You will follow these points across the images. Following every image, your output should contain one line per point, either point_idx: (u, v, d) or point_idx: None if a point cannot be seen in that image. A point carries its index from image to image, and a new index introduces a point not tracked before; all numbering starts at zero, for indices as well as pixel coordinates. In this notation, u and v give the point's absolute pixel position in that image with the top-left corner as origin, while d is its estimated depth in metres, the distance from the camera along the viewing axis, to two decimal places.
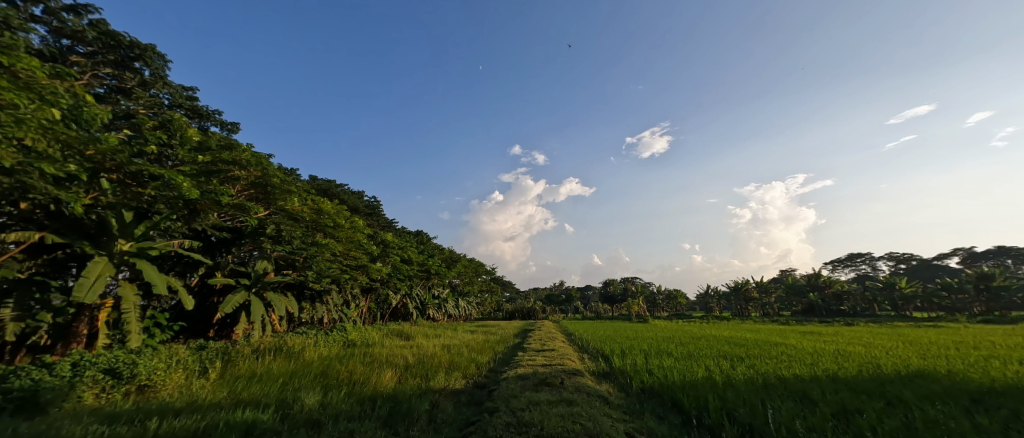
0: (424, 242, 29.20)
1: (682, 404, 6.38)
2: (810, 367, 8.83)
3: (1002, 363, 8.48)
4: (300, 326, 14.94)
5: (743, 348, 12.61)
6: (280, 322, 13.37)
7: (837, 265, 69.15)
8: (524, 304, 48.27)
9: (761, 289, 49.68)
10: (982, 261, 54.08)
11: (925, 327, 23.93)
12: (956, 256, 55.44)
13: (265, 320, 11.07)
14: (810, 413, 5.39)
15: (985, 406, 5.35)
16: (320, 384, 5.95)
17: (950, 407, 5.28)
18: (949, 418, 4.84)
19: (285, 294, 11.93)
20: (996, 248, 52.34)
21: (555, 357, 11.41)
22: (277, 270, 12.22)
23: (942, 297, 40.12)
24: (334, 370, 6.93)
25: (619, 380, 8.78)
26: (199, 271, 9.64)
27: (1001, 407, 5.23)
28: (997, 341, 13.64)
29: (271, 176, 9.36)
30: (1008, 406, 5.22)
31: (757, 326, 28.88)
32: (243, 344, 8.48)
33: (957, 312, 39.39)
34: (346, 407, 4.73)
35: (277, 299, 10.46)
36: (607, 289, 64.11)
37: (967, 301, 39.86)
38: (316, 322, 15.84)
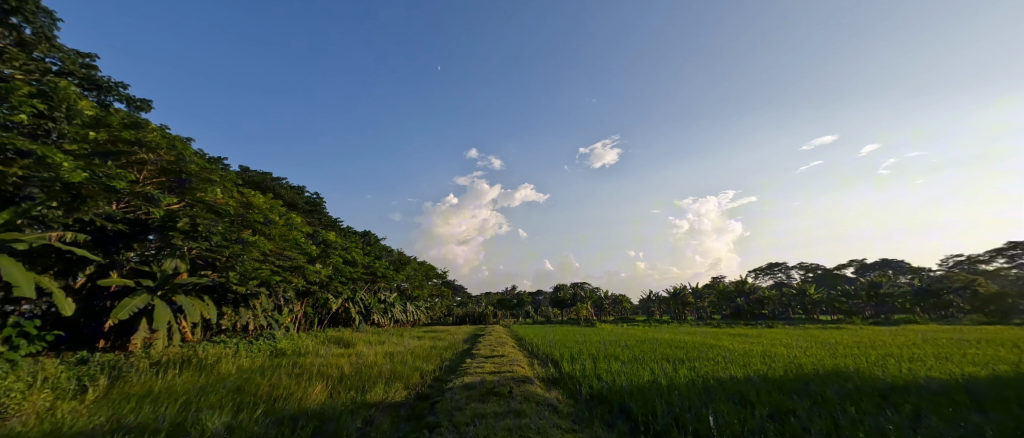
0: (371, 244, 27.72)
1: (630, 410, 6.34)
2: (744, 368, 9.28)
3: (898, 361, 9.48)
4: (219, 334, 13.33)
5: (683, 351, 13.14)
6: (194, 330, 11.79)
7: (759, 273, 76.06)
8: (475, 309, 47.62)
9: (697, 294, 53.01)
10: (869, 271, 62.35)
11: (828, 329, 26.92)
12: (851, 267, 63.42)
13: (172, 328, 9.67)
14: (749, 415, 5.54)
15: (896, 401, 5.80)
16: (232, 401, 5.14)
17: (867, 404, 5.67)
18: (866, 414, 5.18)
19: (201, 298, 10.51)
20: (881, 260, 60.51)
21: (505, 363, 11.09)
22: (193, 270, 10.78)
23: (841, 302, 44.86)
24: (253, 383, 6.07)
25: (568, 386, 8.66)
26: (88, 269, 8.15)
27: (909, 402, 5.70)
28: (890, 341, 15.40)
29: (188, 163, 8.22)
30: (914, 401, 5.71)
31: (691, 329, 30.71)
32: (140, 356, 7.23)
33: (851, 315, 44.40)
34: (259, 430, 4.05)
35: (190, 304, 9.16)
36: (558, 294, 65.07)
37: (859, 305, 45.49)
38: (240, 330, 14.23)
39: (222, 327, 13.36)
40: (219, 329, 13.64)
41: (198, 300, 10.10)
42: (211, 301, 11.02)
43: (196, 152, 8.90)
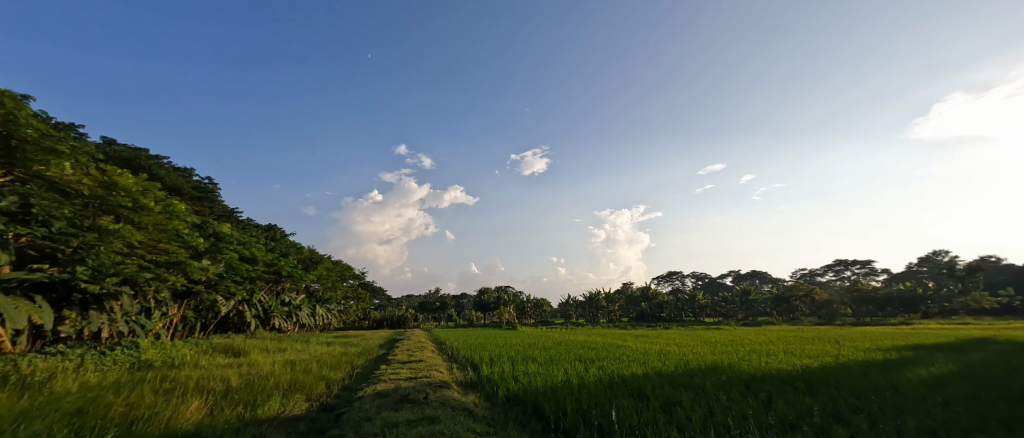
0: (276, 239, 24.99)
1: (543, 410, 6.45)
2: (645, 366, 10.11)
3: (765, 356, 11.12)
4: (58, 344, 10.75)
5: (595, 351, 13.94)
6: (18, 339, 9.34)
7: (660, 280, 84.59)
8: (393, 312, 45.51)
9: (610, 298, 56.97)
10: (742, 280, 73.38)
11: (711, 330, 30.94)
12: (729, 276, 73.99)
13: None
14: (647, 408, 5.98)
15: (763, 390, 6.73)
16: (65, 428, 4.08)
17: (741, 393, 6.49)
18: (740, 403, 5.90)
19: (32, 298, 8.37)
20: (751, 272, 71.74)
21: (421, 368, 10.65)
22: (21, 263, 8.56)
23: (721, 306, 51.93)
24: (101, 404, 4.93)
25: (485, 390, 8.58)
26: None
27: (772, 390, 6.65)
28: (758, 339, 18.13)
29: (19, 126, 6.51)
30: (776, 390, 6.67)
31: (601, 331, 33.02)
32: None
33: (727, 317, 51.68)
34: None
35: (12, 306, 7.21)
36: (481, 297, 65.12)
37: (733, 308, 53.21)
38: (90, 338, 11.66)
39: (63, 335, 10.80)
40: (59, 337, 11.01)
41: (27, 301, 8.02)
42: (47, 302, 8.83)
43: (35, 113, 7.10)
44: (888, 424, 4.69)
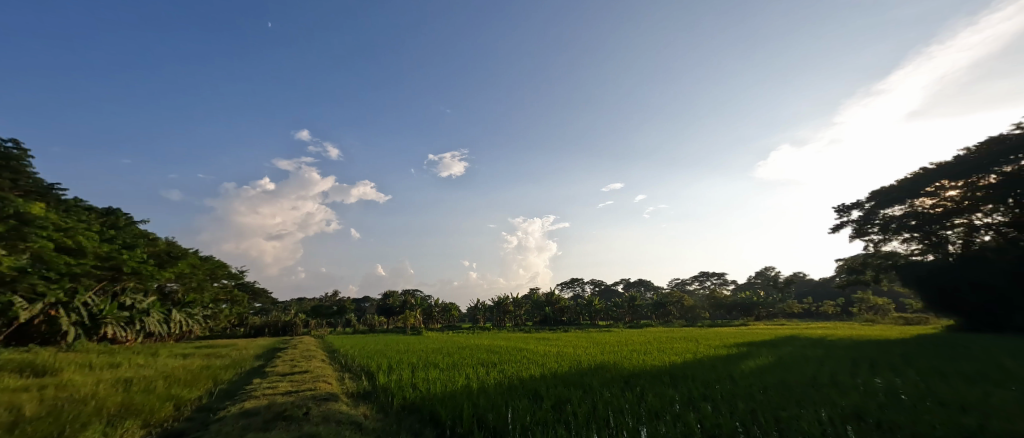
0: (118, 227, 20.47)
1: (439, 417, 6.27)
2: (541, 367, 10.55)
3: (645, 354, 12.50)
4: None
5: (497, 355, 14.16)
6: None
7: (563, 286, 90.10)
8: (279, 317, 40.50)
9: (516, 303, 58.71)
10: (631, 287, 82.13)
11: (602, 332, 33.93)
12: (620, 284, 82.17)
13: None
14: (539, 408, 6.22)
15: (638, 386, 7.50)
16: None
17: (622, 390, 7.14)
18: (619, 399, 6.48)
19: None
20: (637, 280, 80.91)
21: (305, 380, 9.57)
22: None
23: (612, 311, 57.33)
24: None
25: (379, 400, 8.06)
26: None
27: (646, 386, 7.46)
28: (639, 340, 20.42)
29: None
30: (648, 385, 7.49)
31: (505, 334, 33.88)
32: None
33: (617, 321, 57.27)
34: None
35: None
36: (385, 301, 61.70)
37: (622, 313, 59.14)
38: None
39: None
40: None
41: None
42: None
43: None
44: (728, 407, 5.60)
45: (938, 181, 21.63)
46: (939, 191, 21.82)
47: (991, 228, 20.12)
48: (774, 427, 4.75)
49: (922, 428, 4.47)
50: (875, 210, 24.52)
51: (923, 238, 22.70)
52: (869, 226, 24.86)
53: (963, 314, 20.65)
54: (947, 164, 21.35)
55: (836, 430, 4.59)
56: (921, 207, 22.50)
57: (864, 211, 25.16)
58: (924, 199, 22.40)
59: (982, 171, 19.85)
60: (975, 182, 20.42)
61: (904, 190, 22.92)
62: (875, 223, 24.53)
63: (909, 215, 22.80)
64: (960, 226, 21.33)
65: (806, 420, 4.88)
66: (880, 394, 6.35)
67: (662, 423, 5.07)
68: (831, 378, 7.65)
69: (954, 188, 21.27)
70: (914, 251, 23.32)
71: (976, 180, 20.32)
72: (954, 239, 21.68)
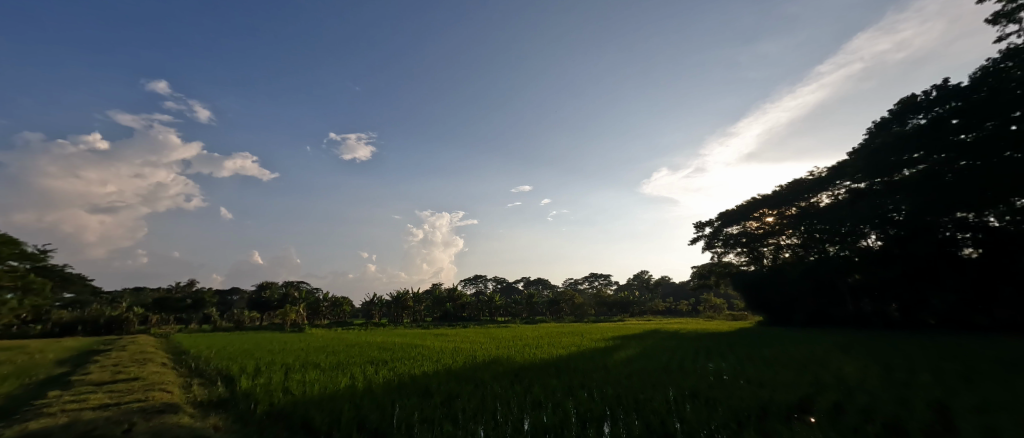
0: None
1: (313, 423, 5.56)
2: (435, 363, 10.26)
3: (536, 349, 13.09)
4: None
5: (388, 353, 13.35)
6: None
7: (464, 282, 90.26)
8: (105, 312, 32.35)
9: (415, 298, 56.68)
10: (531, 286, 85.98)
11: (496, 328, 34.71)
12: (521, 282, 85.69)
13: None
14: (427, 405, 6.01)
15: (522, 379, 7.64)
16: None
17: (506, 384, 7.19)
18: (504, 393, 6.48)
19: None
20: (535, 280, 85.33)
21: (134, 389, 7.69)
22: None
23: (511, 308, 59.24)
24: None
25: (238, 407, 6.88)
26: None
27: (527, 379, 7.63)
28: (529, 335, 21.32)
29: None
30: (530, 378, 7.69)
31: (399, 331, 32.41)
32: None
33: (514, 317, 59.37)
34: None
35: None
36: (260, 294, 53.89)
37: (520, 309, 61.43)
38: None
39: None
40: None
41: None
42: None
43: None
44: (600, 394, 6.14)
45: (762, 208, 27.26)
46: (761, 216, 27.52)
47: (791, 247, 26.02)
48: (633, 408, 5.34)
49: (738, 402, 5.46)
50: (720, 228, 29.95)
51: (750, 252, 28.33)
52: (716, 240, 30.20)
53: (769, 313, 26.35)
54: (768, 196, 27.09)
55: (678, 407, 5.35)
56: (750, 228, 28.05)
57: (713, 228, 30.43)
58: (752, 222, 28.10)
59: (789, 204, 25.68)
60: (784, 212, 26.26)
61: (741, 214, 28.42)
62: (719, 239, 29.88)
63: (742, 233, 28.25)
64: (772, 244, 27.14)
65: (658, 400, 5.60)
66: (710, 375, 7.65)
67: (545, 412, 5.28)
68: (684, 365, 8.91)
69: (771, 215, 27.05)
70: (743, 262, 28.98)
71: (785, 210, 26.13)
72: (768, 254, 27.48)
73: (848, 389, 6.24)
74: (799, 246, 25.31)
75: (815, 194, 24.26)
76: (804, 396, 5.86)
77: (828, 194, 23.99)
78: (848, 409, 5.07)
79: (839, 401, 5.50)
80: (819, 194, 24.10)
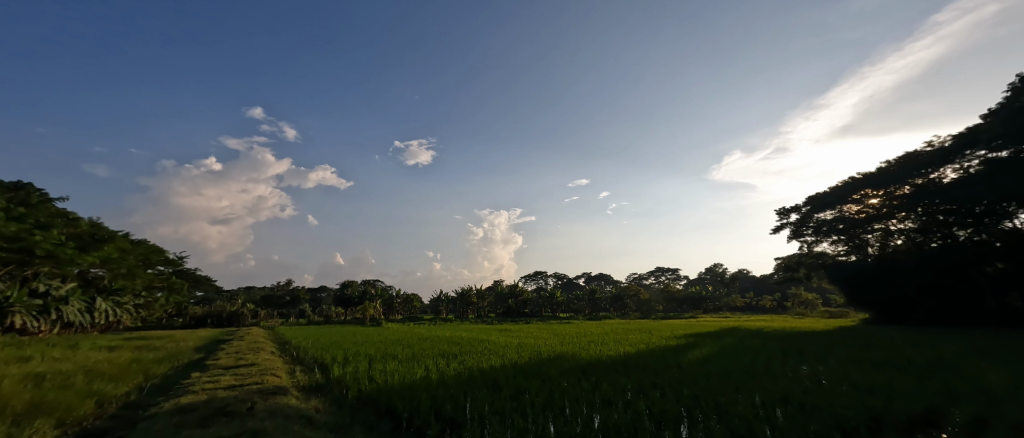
0: (30, 207, 17.64)
1: (396, 410, 6.11)
2: (502, 358, 10.61)
3: (601, 345, 12.89)
4: None
5: (457, 346, 14.07)
6: None
7: (526, 279, 91.26)
8: (225, 307, 38.13)
9: (478, 295, 58.63)
10: (594, 281, 84.38)
11: (560, 324, 34.67)
12: (583, 278, 84.49)
13: None
14: (497, 398, 6.27)
15: (588, 376, 7.62)
16: None
17: (573, 380, 7.25)
18: (572, 389, 6.53)
19: None
20: (598, 275, 83.60)
21: (252, 373, 9.06)
22: None
23: (573, 304, 59.13)
24: None
25: (332, 393, 7.77)
26: None
27: (594, 376, 7.61)
28: (593, 331, 21.04)
29: None
30: (598, 375, 7.66)
31: (465, 327, 33.74)
32: None
33: (578, 313, 58.85)
34: None
35: None
36: (343, 292, 59.50)
37: (583, 305, 60.71)
38: None
39: None
40: None
41: None
42: None
43: None
44: (675, 394, 5.93)
45: (864, 189, 23.89)
46: (864, 198, 24.13)
47: (904, 233, 22.47)
48: (715, 411, 5.09)
49: (839, 410, 4.95)
50: (810, 214, 26.83)
51: (849, 240, 25.04)
52: (805, 228, 27.10)
53: (878, 309, 23.09)
54: (872, 175, 23.65)
55: (766, 412, 4.99)
56: (849, 212, 24.77)
57: (802, 215, 27.35)
58: (852, 206, 24.78)
59: (900, 182, 22.21)
60: (894, 192, 22.76)
61: (837, 197, 25.20)
62: (809, 226, 26.79)
63: (838, 219, 25.03)
64: (879, 230, 23.64)
65: (742, 404, 5.27)
66: (805, 379, 6.97)
67: (615, 410, 5.27)
68: (767, 366, 8.27)
69: (876, 197, 23.61)
70: (841, 252, 25.65)
71: (895, 191, 22.64)
72: (873, 242, 24.00)
73: (987, 401, 5.31)
74: (916, 231, 21.75)
75: (935, 169, 20.67)
76: (927, 406, 5.13)
77: (955, 168, 20.29)
78: (988, 426, 4.32)
79: (976, 415, 4.72)
80: (941, 168, 20.49)
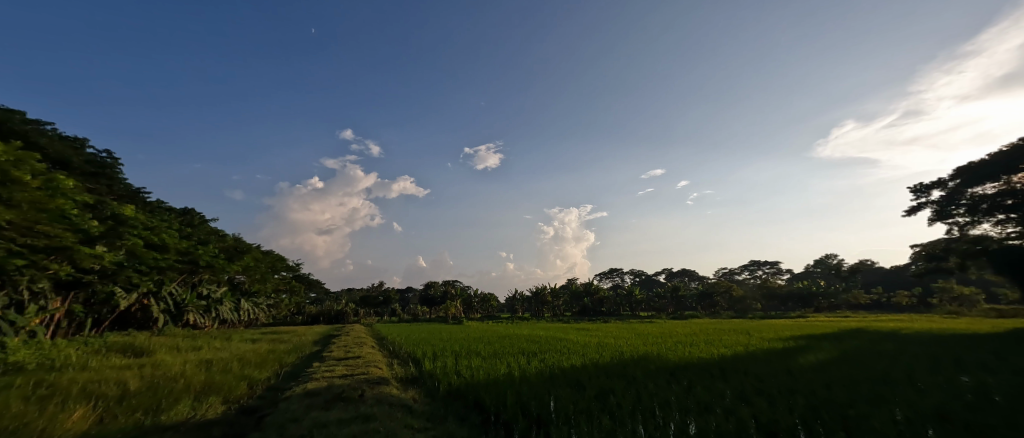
0: (194, 226, 21.88)
1: (483, 404, 6.41)
2: (583, 358, 10.51)
3: (689, 347, 12.09)
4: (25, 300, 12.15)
5: (537, 345, 14.25)
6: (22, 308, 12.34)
7: (601, 276, 88.87)
8: (331, 306, 43.29)
9: (553, 293, 58.50)
10: (676, 278, 79.19)
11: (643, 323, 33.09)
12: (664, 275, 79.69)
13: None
14: (581, 397, 6.24)
15: (677, 379, 7.22)
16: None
17: (661, 382, 6.94)
18: (662, 392, 6.24)
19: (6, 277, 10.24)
20: (681, 271, 78.19)
21: (359, 364, 10.22)
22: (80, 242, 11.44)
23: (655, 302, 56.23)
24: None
25: (426, 385, 8.42)
26: None
27: (685, 379, 7.19)
28: (681, 331, 19.72)
29: None
30: (688, 378, 7.22)
31: (544, 325, 33.98)
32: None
33: (661, 311, 55.69)
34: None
35: None
36: (428, 292, 63.78)
37: (666, 303, 57.27)
38: (26, 300, 12.34)
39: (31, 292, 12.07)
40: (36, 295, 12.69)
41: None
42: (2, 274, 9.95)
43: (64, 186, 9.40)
44: (788, 404, 5.32)
45: None
46: None
47: None
48: (841, 425, 4.47)
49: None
50: (961, 189, 22.00)
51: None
52: (954, 207, 22.30)
53: None
54: None
55: (916, 431, 4.22)
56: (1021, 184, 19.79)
57: (948, 191, 22.55)
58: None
59: None
60: None
61: (999, 166, 20.31)
62: (960, 204, 22.00)
63: (1005, 193, 20.14)
64: None
65: (879, 419, 4.55)
66: (967, 393, 5.75)
67: (714, 417, 4.92)
68: (904, 375, 7.02)
69: None
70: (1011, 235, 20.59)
71: None
72: None
73: None
74: None
75: None
76: None
77: None
78: None
79: None
80: None
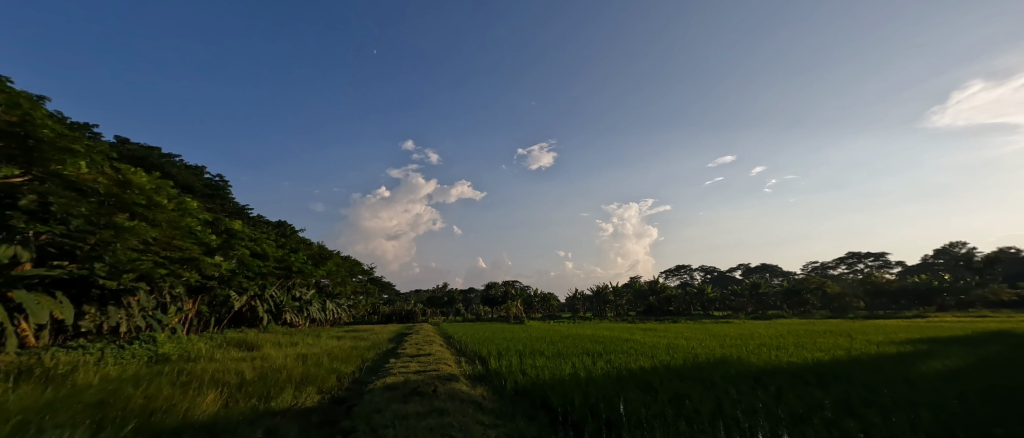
0: (286, 235, 24.64)
1: (551, 403, 6.45)
2: (653, 359, 10.10)
3: (772, 350, 11.07)
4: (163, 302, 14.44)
5: (602, 345, 13.95)
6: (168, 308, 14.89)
7: (667, 274, 84.44)
8: (402, 307, 46.09)
9: (616, 292, 56.70)
10: (754, 274, 72.75)
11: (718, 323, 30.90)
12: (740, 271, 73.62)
13: (128, 313, 11.85)
14: (653, 401, 6.02)
15: (762, 385, 6.66)
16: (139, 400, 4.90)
17: (743, 387, 6.45)
18: (745, 399, 5.81)
19: (149, 285, 12.23)
20: (760, 266, 71.64)
21: (430, 361, 10.80)
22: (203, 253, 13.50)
23: (730, 300, 52.16)
24: (136, 389, 5.27)
25: (493, 382, 8.67)
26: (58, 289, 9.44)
27: (772, 385, 6.60)
28: (764, 332, 18.07)
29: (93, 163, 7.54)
30: (776, 384, 6.63)
31: (608, 325, 33.14)
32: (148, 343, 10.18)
33: (737, 310, 51.54)
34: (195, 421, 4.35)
35: (115, 312, 11.22)
36: (490, 292, 65.25)
37: (744, 302, 52.84)
38: (166, 302, 14.71)
39: (172, 294, 14.38)
40: (176, 298, 15.01)
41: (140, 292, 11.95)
42: (151, 281, 11.94)
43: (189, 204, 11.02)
44: (905, 418, 4.67)
45: None
46: None
47: None
48: None
49: None
50: None
51: None
52: None
53: None
54: None
55: None
56: None
57: None
58: None
59: None
60: None
61: None
62: None
63: None
64: None
65: None
66: None
67: (811, 429, 4.47)
68: None
69: None
70: None
71: None
72: None
73: None
74: None
75: None
76: None
77: None
78: None
79: None
80: None
